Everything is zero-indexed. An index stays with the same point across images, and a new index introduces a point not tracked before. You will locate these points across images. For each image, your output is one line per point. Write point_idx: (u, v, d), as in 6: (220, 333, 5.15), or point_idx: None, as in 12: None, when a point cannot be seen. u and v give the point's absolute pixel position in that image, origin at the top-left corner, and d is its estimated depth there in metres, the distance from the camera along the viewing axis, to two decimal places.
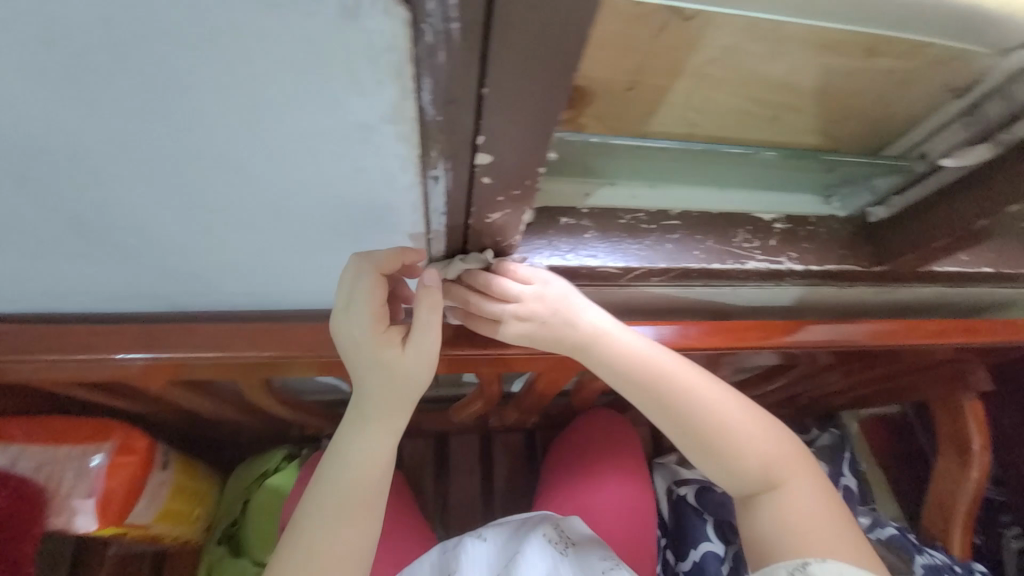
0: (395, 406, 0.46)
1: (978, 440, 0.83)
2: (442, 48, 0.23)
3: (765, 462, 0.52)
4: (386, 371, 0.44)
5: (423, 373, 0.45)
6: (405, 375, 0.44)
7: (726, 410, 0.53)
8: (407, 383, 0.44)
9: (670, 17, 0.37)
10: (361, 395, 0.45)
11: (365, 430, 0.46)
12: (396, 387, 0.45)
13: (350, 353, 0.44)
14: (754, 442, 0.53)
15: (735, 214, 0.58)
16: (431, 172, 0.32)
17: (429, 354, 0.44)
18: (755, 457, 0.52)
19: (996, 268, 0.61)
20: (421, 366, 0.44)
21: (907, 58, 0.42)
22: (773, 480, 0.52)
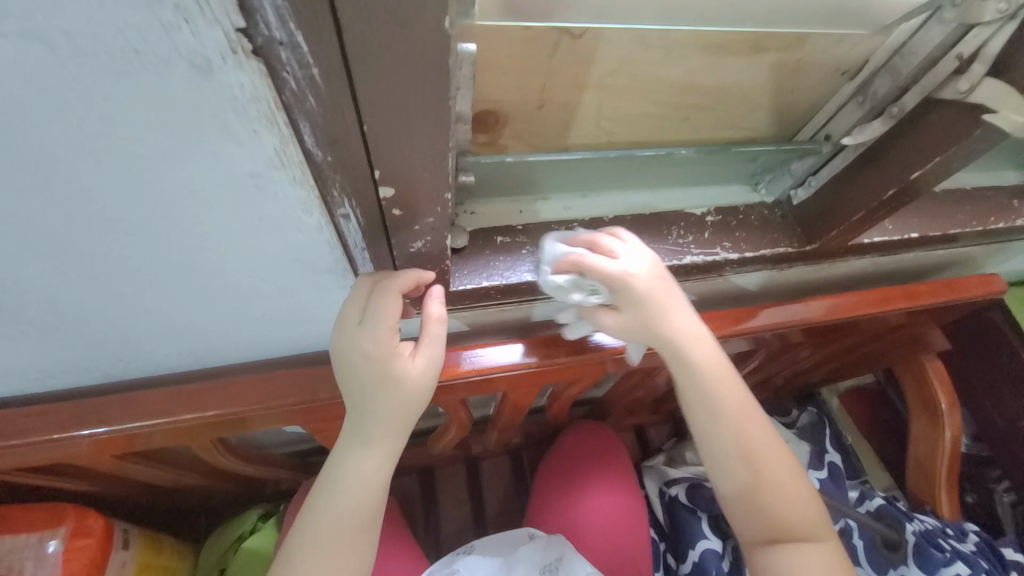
0: (397, 427, 0.43)
1: (944, 398, 0.85)
2: (308, 93, 0.23)
3: (782, 500, 0.51)
4: (395, 387, 0.41)
5: (428, 391, 0.43)
6: (415, 391, 0.42)
7: (758, 428, 0.51)
8: (413, 401, 0.42)
9: (559, 37, 0.39)
10: (362, 418, 0.42)
11: (359, 452, 0.43)
12: (401, 406, 0.42)
13: (354, 372, 0.41)
14: (775, 480, 0.51)
15: (667, 213, 0.60)
16: (339, 211, 0.33)
17: (436, 365, 0.42)
18: (773, 491, 0.51)
19: (922, 233, 0.64)
20: (428, 381, 0.42)
21: (792, 49, 0.44)
22: (790, 521, 0.51)
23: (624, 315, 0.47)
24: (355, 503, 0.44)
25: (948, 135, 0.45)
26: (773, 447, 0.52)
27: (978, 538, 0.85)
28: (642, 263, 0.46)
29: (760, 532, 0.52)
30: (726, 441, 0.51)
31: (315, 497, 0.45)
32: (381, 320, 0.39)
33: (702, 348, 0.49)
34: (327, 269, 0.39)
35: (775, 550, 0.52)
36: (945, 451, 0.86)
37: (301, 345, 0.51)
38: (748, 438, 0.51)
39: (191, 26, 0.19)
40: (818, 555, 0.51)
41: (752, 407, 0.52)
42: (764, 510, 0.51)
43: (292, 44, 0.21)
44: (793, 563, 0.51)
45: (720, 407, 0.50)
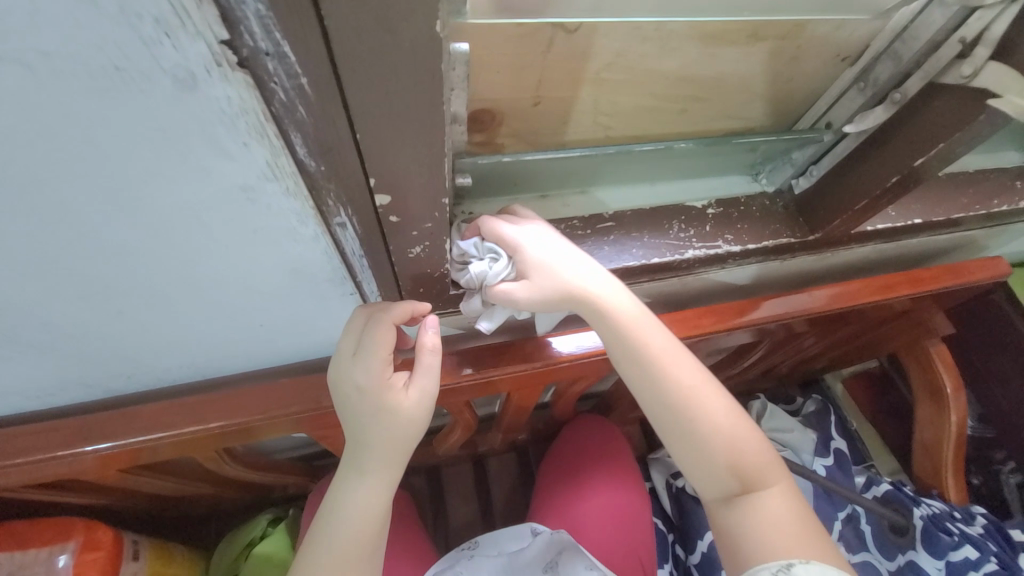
0: (394, 455, 0.44)
1: (950, 383, 0.84)
2: (299, 104, 0.23)
3: (733, 451, 0.48)
4: (389, 416, 0.42)
5: (421, 421, 0.43)
6: (410, 420, 0.43)
7: (692, 381, 0.48)
8: (407, 429, 0.43)
9: (554, 32, 0.38)
10: (359, 446, 0.43)
11: (366, 471, 0.44)
12: (395, 435, 0.42)
13: (350, 402, 0.42)
14: (722, 427, 0.48)
15: (668, 207, 0.59)
16: (335, 220, 0.32)
17: (429, 394, 0.43)
18: (719, 442, 0.48)
19: (925, 217, 0.63)
20: (423, 411, 0.43)
21: (791, 36, 0.43)
22: (744, 471, 0.48)
23: (528, 286, 0.44)
24: (372, 517, 0.45)
25: (952, 120, 0.44)
26: (708, 395, 0.49)
27: (985, 520, 0.83)
28: (537, 234, 0.45)
29: (716, 488, 0.49)
30: (660, 396, 0.48)
31: (324, 516, 0.46)
32: (373, 352, 0.40)
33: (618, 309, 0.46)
34: (325, 278, 0.38)
35: (736, 505, 0.48)
36: (952, 435, 0.86)
37: (303, 353, 0.51)
38: (682, 393, 0.48)
39: (172, 40, 0.19)
40: (777, 503, 0.47)
41: (682, 363, 0.48)
42: (718, 461, 0.48)
43: (279, 54, 0.20)
44: (757, 517, 0.47)
45: (647, 361, 0.47)
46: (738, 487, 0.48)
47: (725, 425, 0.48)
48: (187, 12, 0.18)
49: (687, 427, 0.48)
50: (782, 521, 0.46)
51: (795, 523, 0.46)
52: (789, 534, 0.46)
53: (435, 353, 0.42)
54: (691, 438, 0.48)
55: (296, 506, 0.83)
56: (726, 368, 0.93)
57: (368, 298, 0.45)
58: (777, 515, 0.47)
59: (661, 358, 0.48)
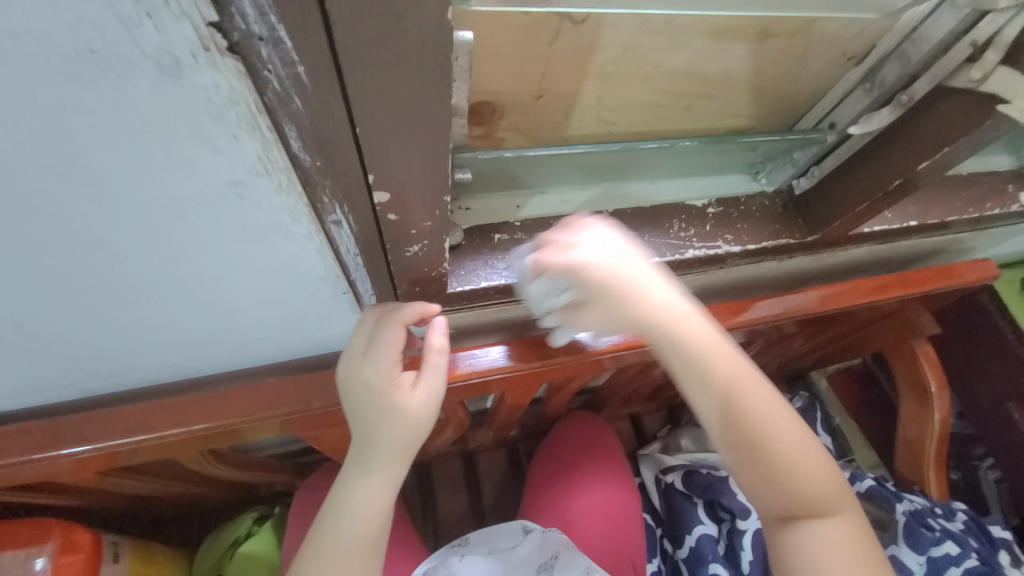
0: (398, 456, 0.43)
1: (935, 381, 0.86)
2: (294, 94, 0.21)
3: (798, 475, 0.48)
4: (397, 416, 0.41)
5: (426, 423, 0.42)
6: (415, 422, 0.42)
7: (766, 404, 0.48)
8: (414, 431, 0.42)
9: (561, 22, 0.36)
10: (364, 446, 0.42)
11: (366, 471, 0.43)
12: (401, 435, 0.42)
13: (356, 399, 0.41)
14: (792, 452, 0.48)
15: (667, 205, 0.58)
16: (330, 218, 0.30)
17: (435, 394, 0.42)
18: (789, 467, 0.48)
19: (920, 220, 0.63)
20: (428, 412, 0.42)
21: (801, 34, 0.42)
22: (809, 495, 0.48)
23: (592, 314, 0.47)
24: (374, 510, 0.44)
25: (957, 125, 0.43)
26: (779, 417, 0.48)
27: (966, 517, 0.89)
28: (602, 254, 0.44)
29: (782, 509, 0.48)
30: (735, 418, 0.48)
31: (322, 518, 0.44)
32: (382, 351, 0.40)
33: (687, 332, 0.46)
34: (318, 277, 0.36)
35: (799, 526, 0.48)
36: (934, 432, 0.88)
37: (291, 353, 0.49)
38: (752, 419, 0.47)
39: (155, 21, 0.17)
40: (838, 525, 0.48)
41: (755, 386, 0.48)
42: (782, 485, 0.48)
43: (274, 40, 0.18)
44: (822, 538, 0.47)
45: (718, 385, 0.47)
46: (804, 507, 0.48)
47: (798, 451, 0.48)
48: None
49: (756, 451, 0.48)
50: (842, 542, 0.47)
51: (852, 543, 0.47)
52: (849, 555, 0.46)
53: (444, 353, 0.42)
54: (758, 463, 0.48)
55: (283, 503, 0.81)
56: None
57: (362, 297, 0.43)
58: (837, 536, 0.47)
59: (732, 380, 0.47)
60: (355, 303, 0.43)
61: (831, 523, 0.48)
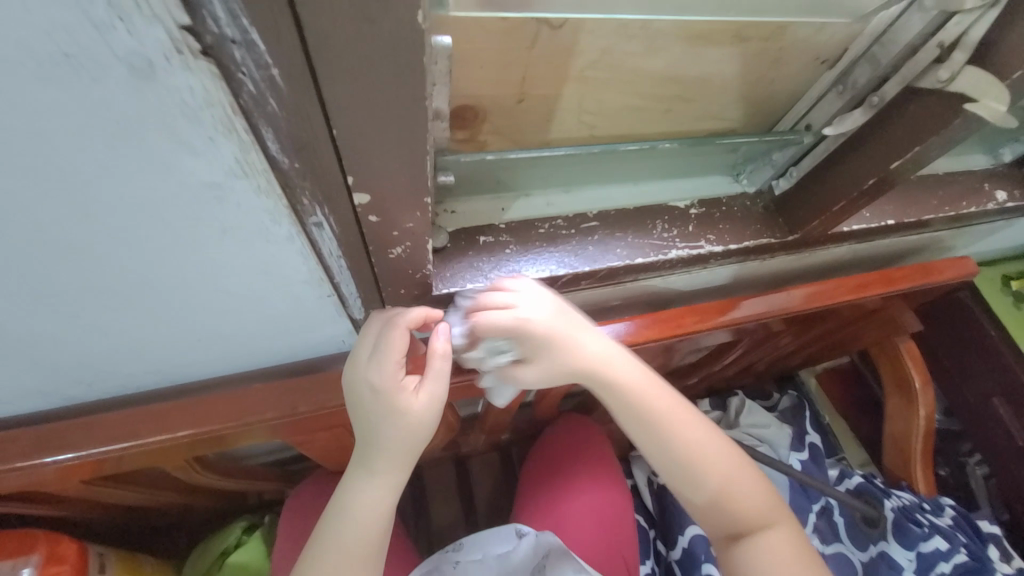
0: (401, 459, 0.43)
1: (918, 378, 0.87)
2: (270, 96, 0.21)
3: (730, 494, 0.50)
4: (399, 419, 0.41)
5: (428, 428, 0.42)
6: (416, 426, 0.41)
7: (695, 431, 0.51)
8: (416, 435, 0.42)
9: (539, 27, 0.37)
10: (368, 449, 0.42)
11: (368, 473, 0.43)
12: (402, 440, 0.42)
13: (361, 401, 0.41)
14: (723, 473, 0.50)
15: (651, 206, 0.59)
16: (311, 220, 0.30)
17: (435, 401, 0.41)
18: (721, 486, 0.50)
19: (898, 219, 0.65)
20: (430, 418, 0.42)
21: (775, 38, 0.44)
22: (746, 512, 0.50)
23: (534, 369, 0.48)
24: (369, 516, 0.43)
25: (927, 124, 0.44)
26: (711, 442, 0.51)
27: (954, 513, 0.89)
28: (536, 313, 0.45)
29: (724, 528, 0.51)
30: (663, 445, 0.50)
31: (326, 520, 0.44)
32: (385, 353, 0.40)
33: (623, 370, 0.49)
34: (301, 280, 0.36)
35: (741, 543, 0.50)
36: (919, 428, 0.89)
37: (277, 358, 0.49)
38: (686, 448, 0.50)
39: (127, 24, 0.17)
40: (777, 539, 0.50)
41: (683, 414, 0.51)
42: (719, 505, 0.50)
43: (246, 41, 0.19)
44: (763, 554, 0.49)
45: (652, 413, 0.50)
46: (742, 524, 0.50)
47: (727, 471, 0.51)
48: None
49: (689, 474, 0.50)
50: (783, 555, 0.49)
51: (793, 553, 0.49)
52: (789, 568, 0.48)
53: (445, 360, 0.41)
54: (694, 484, 0.51)
55: (273, 512, 0.80)
56: (706, 366, 0.94)
57: (347, 300, 0.43)
58: (779, 548, 0.49)
59: (664, 414, 0.50)
60: (341, 306, 0.43)
61: (770, 536, 0.50)
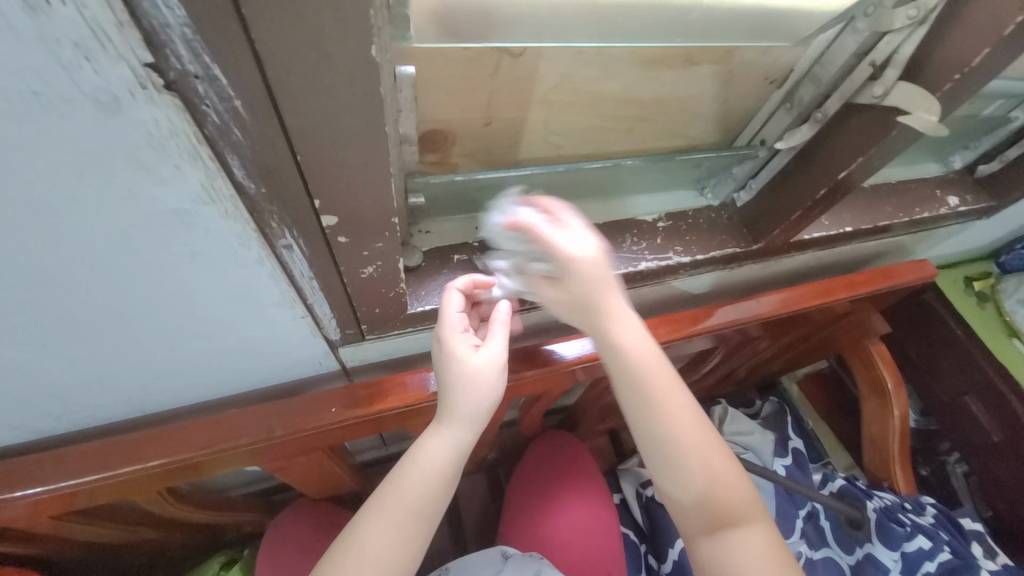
0: (466, 420, 0.44)
1: (891, 379, 0.89)
2: (234, 126, 0.22)
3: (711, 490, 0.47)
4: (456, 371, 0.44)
5: (493, 387, 0.44)
6: (475, 384, 0.44)
7: (700, 431, 0.48)
8: (474, 391, 0.44)
9: (500, 56, 0.39)
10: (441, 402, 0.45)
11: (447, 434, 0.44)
12: (466, 396, 0.44)
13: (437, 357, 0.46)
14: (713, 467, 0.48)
15: (620, 221, 0.61)
16: (280, 242, 0.31)
17: (495, 361, 0.44)
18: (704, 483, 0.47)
19: (855, 226, 0.68)
20: (487, 375, 0.44)
21: (724, 60, 0.47)
22: (727, 507, 0.47)
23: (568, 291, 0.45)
24: (424, 486, 0.43)
25: (868, 136, 0.47)
26: (710, 442, 0.48)
27: (936, 510, 0.89)
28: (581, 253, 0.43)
29: (702, 524, 0.48)
30: (665, 449, 0.47)
31: (391, 480, 0.44)
32: (446, 311, 0.45)
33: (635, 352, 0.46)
34: (272, 302, 0.37)
35: (719, 541, 0.47)
36: (895, 428, 0.91)
37: (253, 383, 0.48)
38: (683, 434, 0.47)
39: (93, 64, 0.18)
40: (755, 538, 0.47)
41: (688, 418, 0.48)
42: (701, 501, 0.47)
43: (209, 76, 0.20)
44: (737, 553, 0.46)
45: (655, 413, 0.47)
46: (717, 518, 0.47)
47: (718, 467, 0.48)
48: (107, 35, 0.17)
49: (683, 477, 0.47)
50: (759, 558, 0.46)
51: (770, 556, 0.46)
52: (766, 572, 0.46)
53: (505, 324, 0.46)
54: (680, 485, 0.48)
55: (253, 545, 0.78)
56: (687, 375, 0.96)
57: (322, 321, 0.43)
58: (753, 548, 0.47)
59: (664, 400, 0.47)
60: (316, 328, 0.43)
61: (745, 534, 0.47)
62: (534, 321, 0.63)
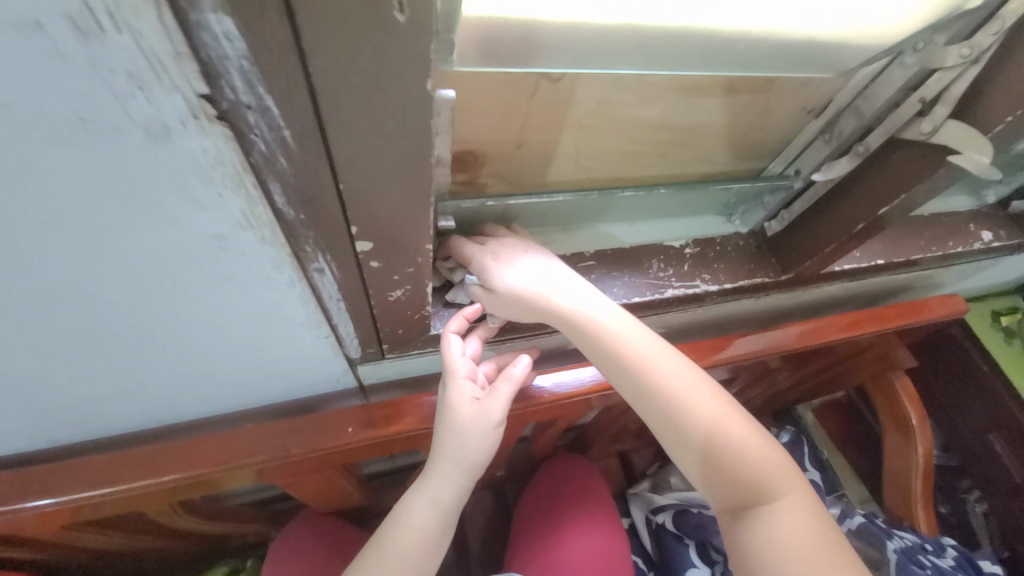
0: (467, 464, 0.46)
1: (915, 414, 0.87)
2: (280, 155, 0.22)
3: (737, 460, 0.42)
4: (451, 420, 0.46)
5: (491, 441, 0.46)
6: (475, 438, 0.46)
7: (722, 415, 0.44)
8: (467, 442, 0.46)
9: (539, 80, 0.39)
10: (436, 447, 0.47)
11: (447, 477, 0.46)
12: (458, 444, 0.46)
13: (441, 398, 0.48)
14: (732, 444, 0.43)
15: (647, 246, 0.60)
16: (313, 266, 0.31)
17: (491, 418, 0.46)
18: (728, 450, 0.42)
19: (887, 258, 0.66)
20: (480, 429, 0.46)
21: (764, 90, 0.46)
22: (758, 480, 0.42)
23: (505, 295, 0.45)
24: (427, 532, 0.44)
25: (912, 173, 0.46)
26: (726, 418, 0.43)
27: (955, 552, 0.87)
28: (552, 283, 0.45)
29: (725, 499, 0.43)
30: (669, 421, 0.43)
31: (393, 518, 0.46)
32: (448, 357, 0.46)
33: (633, 351, 0.44)
34: (299, 323, 0.36)
35: (749, 521, 0.41)
36: (918, 465, 0.88)
37: (270, 398, 0.48)
38: (691, 414, 0.43)
39: (146, 93, 0.17)
40: (794, 519, 0.41)
41: (706, 401, 0.44)
42: (725, 470, 0.42)
43: (261, 107, 0.19)
44: (775, 534, 0.40)
45: (662, 402, 0.43)
46: (748, 492, 0.42)
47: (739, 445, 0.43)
48: (164, 66, 0.17)
49: (703, 453, 0.43)
50: (799, 541, 0.40)
51: (813, 539, 0.40)
52: (811, 555, 0.39)
53: (512, 383, 0.47)
54: (703, 460, 0.43)
55: (257, 555, 0.77)
56: None
57: (344, 340, 0.43)
58: (793, 530, 0.40)
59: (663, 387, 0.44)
60: (338, 347, 0.43)
61: (783, 513, 0.41)
62: (554, 344, 0.62)
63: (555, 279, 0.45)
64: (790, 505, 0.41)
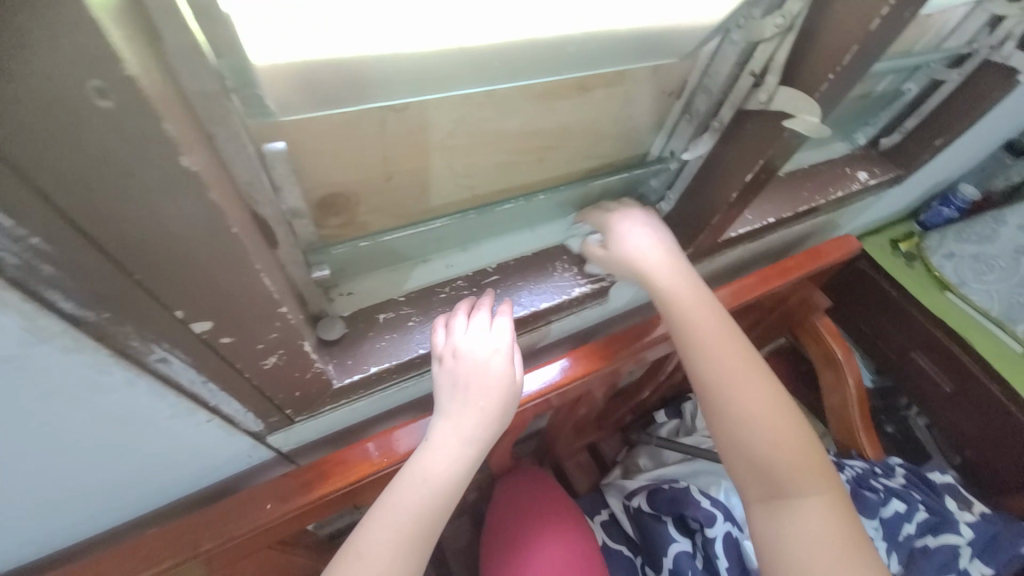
0: (496, 420, 0.45)
1: (840, 350, 0.92)
2: (41, 263, 0.20)
3: (778, 455, 0.48)
4: (483, 394, 0.45)
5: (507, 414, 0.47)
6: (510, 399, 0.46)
7: (766, 402, 0.49)
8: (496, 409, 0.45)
9: (383, 113, 0.37)
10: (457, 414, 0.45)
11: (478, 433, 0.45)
12: (484, 419, 0.45)
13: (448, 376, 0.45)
14: (774, 432, 0.48)
15: (549, 249, 0.60)
16: (152, 358, 0.28)
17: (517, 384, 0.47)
18: (768, 441, 0.48)
19: (777, 215, 0.70)
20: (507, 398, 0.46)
21: (617, 83, 0.47)
22: (788, 476, 0.47)
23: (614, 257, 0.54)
24: (439, 489, 0.42)
25: (762, 139, 0.48)
26: (772, 409, 0.49)
27: (904, 471, 0.92)
28: (663, 253, 0.53)
29: (755, 483, 0.48)
30: (718, 391, 0.50)
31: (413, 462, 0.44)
32: (473, 323, 0.46)
33: (700, 323, 0.51)
34: (165, 414, 0.33)
35: (782, 510, 0.46)
36: (853, 395, 0.93)
37: (175, 492, 0.44)
38: (742, 391, 0.49)
39: None
40: (820, 518, 0.46)
41: (763, 388, 0.50)
42: (764, 460, 0.47)
43: None
44: (799, 526, 0.45)
45: (715, 371, 0.50)
46: (780, 486, 0.47)
47: (779, 438, 0.48)
48: None
49: (743, 425, 0.48)
50: (819, 531, 0.45)
51: (841, 532, 0.45)
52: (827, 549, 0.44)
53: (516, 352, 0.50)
54: (743, 435, 0.48)
55: None
56: (651, 379, 0.94)
57: (236, 418, 0.40)
58: (816, 528, 0.45)
59: (723, 360, 0.50)
60: (230, 425, 0.40)
61: (811, 508, 0.46)
62: None
63: (659, 250, 0.54)
64: (821, 504, 0.46)
